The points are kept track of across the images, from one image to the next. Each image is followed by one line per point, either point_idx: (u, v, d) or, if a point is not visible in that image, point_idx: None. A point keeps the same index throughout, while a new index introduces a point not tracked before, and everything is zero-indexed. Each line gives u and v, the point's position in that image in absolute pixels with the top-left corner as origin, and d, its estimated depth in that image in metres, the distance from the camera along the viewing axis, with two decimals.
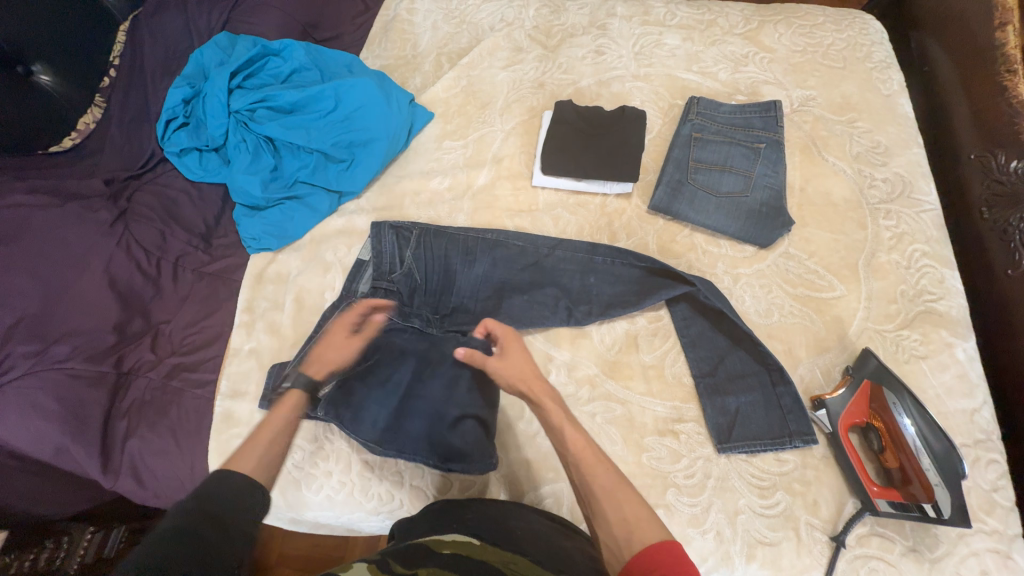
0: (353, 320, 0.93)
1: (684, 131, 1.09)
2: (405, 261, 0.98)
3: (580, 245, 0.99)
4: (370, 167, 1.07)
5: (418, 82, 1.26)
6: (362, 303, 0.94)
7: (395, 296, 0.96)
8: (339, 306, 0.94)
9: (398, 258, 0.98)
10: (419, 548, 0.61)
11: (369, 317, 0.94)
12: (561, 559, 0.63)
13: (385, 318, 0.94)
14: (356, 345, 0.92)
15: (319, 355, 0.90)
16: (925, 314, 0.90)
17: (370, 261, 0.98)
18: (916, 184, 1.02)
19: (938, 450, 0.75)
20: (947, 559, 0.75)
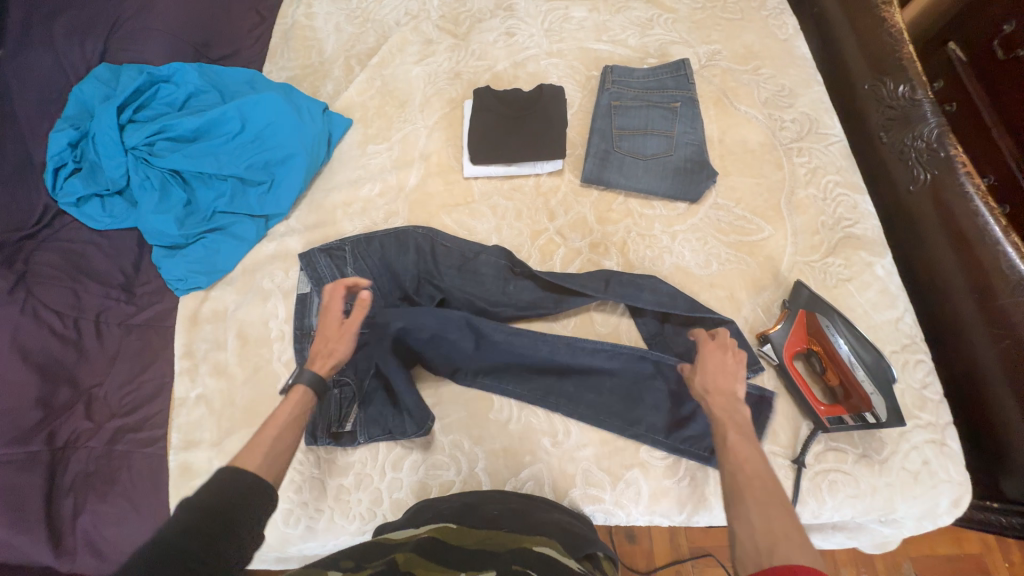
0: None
1: (604, 101, 1.11)
2: (349, 278, 0.95)
3: (492, 252, 0.97)
4: (292, 184, 1.02)
5: (330, 89, 1.21)
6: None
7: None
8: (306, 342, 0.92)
9: (340, 278, 0.95)
10: (391, 540, 0.61)
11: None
12: (535, 529, 0.65)
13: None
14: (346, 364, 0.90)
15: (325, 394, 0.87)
16: (846, 239, 0.97)
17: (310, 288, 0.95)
18: (821, 120, 1.09)
19: (869, 360, 0.80)
20: (894, 457, 0.82)
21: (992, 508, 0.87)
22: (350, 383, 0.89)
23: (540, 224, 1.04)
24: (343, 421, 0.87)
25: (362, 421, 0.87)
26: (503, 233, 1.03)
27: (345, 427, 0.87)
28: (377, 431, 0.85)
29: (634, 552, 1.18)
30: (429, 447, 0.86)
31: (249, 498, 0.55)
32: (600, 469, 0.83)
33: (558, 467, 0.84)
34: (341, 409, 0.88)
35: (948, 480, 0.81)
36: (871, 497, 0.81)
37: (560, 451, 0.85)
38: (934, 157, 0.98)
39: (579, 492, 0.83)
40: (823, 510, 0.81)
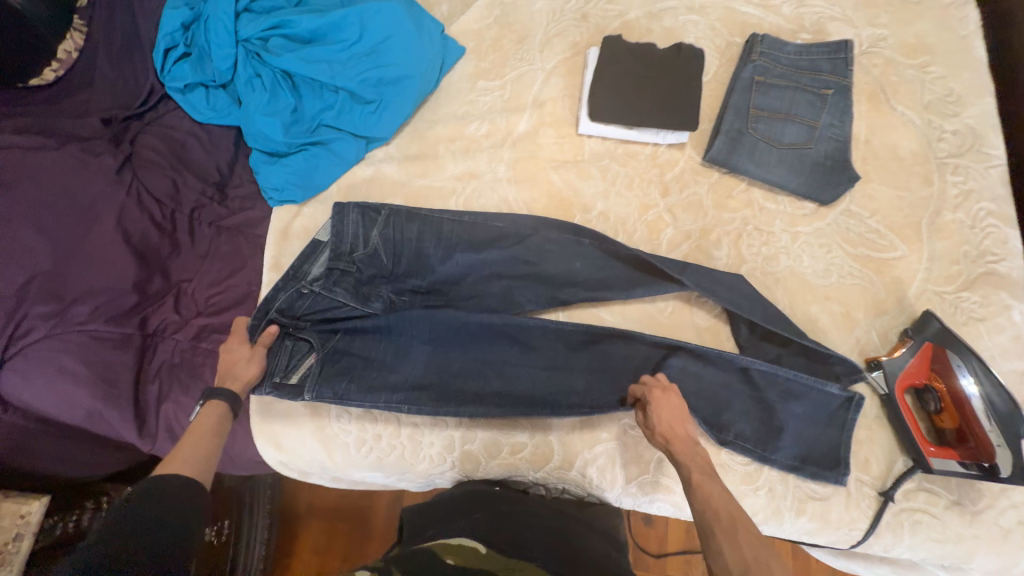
0: (308, 304, 0.85)
1: (746, 74, 1.00)
2: (369, 242, 0.86)
3: (562, 227, 0.91)
4: (401, 109, 0.96)
5: (444, 10, 1.12)
6: (316, 289, 0.84)
7: (350, 274, 0.86)
8: (288, 288, 0.84)
9: (360, 239, 0.86)
10: (428, 554, 0.60)
11: (322, 302, 0.85)
12: (571, 566, 0.63)
13: (342, 300, 0.85)
14: (312, 326, 0.85)
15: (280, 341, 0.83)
16: (987, 275, 0.88)
17: (327, 241, 0.85)
18: (986, 137, 0.97)
19: (1002, 411, 0.74)
20: (988, 511, 0.78)
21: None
22: (308, 342, 0.83)
23: (651, 199, 0.97)
24: (287, 374, 0.81)
25: (318, 380, 0.81)
26: (610, 200, 0.97)
27: (288, 381, 0.81)
28: (331, 391, 0.81)
29: (649, 534, 1.20)
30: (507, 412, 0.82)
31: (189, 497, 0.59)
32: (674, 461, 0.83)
33: (632, 449, 0.84)
34: (289, 361, 0.82)
35: None
36: (952, 544, 0.78)
37: (637, 435, 0.84)
38: None
39: (649, 478, 0.83)
40: (898, 547, 0.79)
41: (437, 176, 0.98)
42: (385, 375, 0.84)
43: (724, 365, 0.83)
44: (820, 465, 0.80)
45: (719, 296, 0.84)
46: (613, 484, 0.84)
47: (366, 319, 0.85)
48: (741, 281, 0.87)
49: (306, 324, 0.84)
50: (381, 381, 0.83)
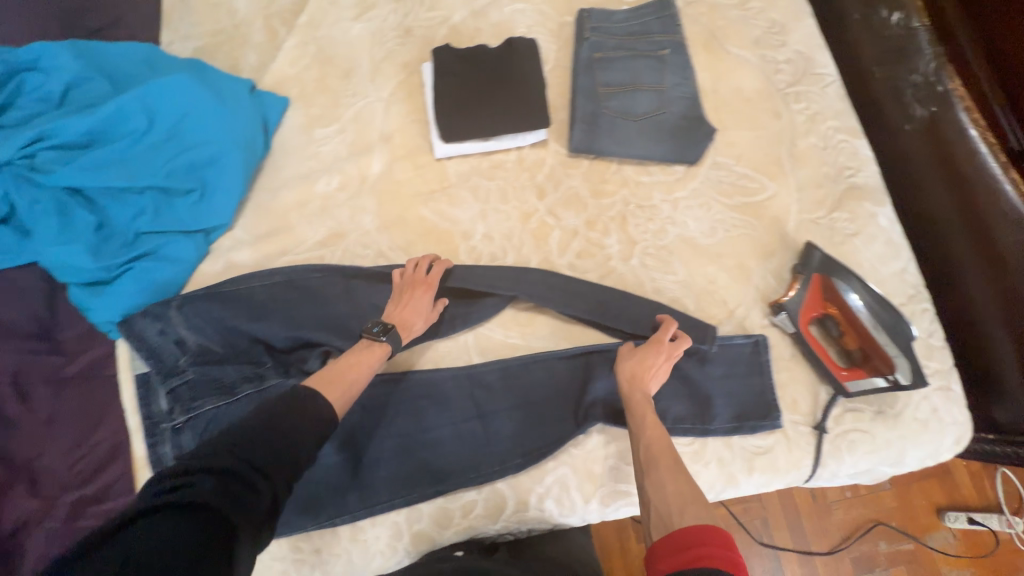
0: (189, 437, 0.76)
1: (584, 53, 0.97)
2: (219, 340, 0.80)
3: (413, 265, 0.83)
4: (231, 189, 0.84)
5: (254, 60, 1.00)
6: (184, 418, 0.77)
7: (204, 383, 0.78)
8: (164, 436, 0.77)
9: (203, 342, 0.80)
10: None
11: (201, 425, 0.76)
12: None
13: (213, 409, 0.77)
14: None
15: None
16: (849, 190, 0.92)
17: (151, 369, 0.78)
18: (815, 58, 1.01)
19: (887, 321, 0.77)
20: (906, 410, 0.83)
21: (1011, 441, 0.89)
22: None
23: (530, 205, 0.93)
24: None
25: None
26: (490, 220, 0.92)
27: None
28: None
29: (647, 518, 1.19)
30: (446, 484, 0.77)
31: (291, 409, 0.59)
32: (626, 465, 0.80)
33: (583, 469, 0.80)
34: None
35: (952, 422, 0.84)
36: (886, 450, 0.83)
37: (583, 453, 0.80)
38: (930, 91, 0.97)
39: (607, 489, 0.80)
40: (843, 468, 0.82)
41: (299, 249, 0.88)
42: (301, 487, 0.75)
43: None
44: (756, 416, 0.81)
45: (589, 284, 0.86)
46: (575, 508, 0.80)
47: None
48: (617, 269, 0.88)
49: None
50: (299, 496, 0.75)
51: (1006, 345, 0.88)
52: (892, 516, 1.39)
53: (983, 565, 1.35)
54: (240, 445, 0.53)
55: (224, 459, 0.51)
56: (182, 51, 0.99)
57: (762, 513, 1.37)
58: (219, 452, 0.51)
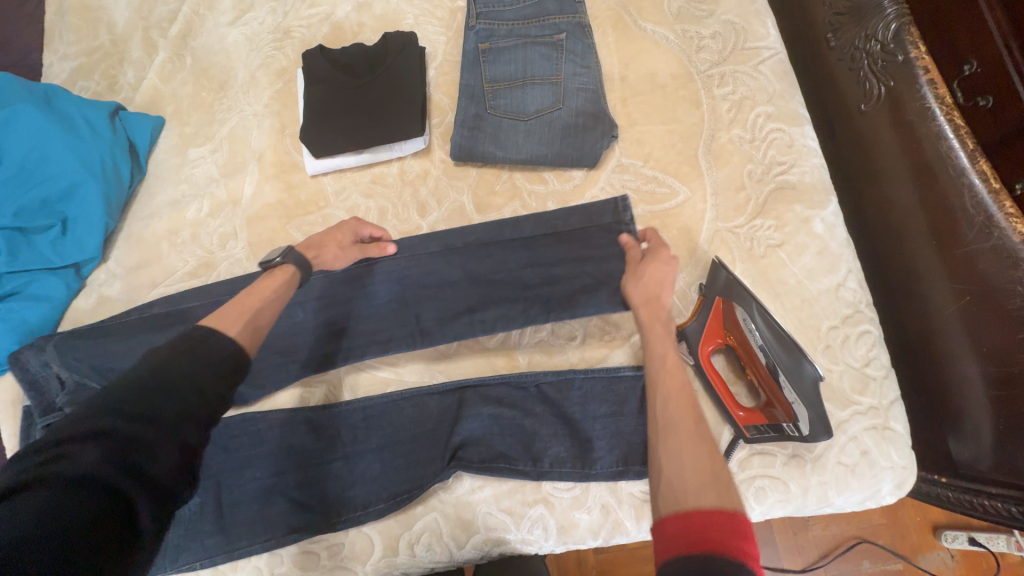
0: None
1: (470, 45, 0.86)
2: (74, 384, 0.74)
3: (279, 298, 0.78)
4: (92, 221, 0.82)
5: (131, 77, 0.95)
6: None
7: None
8: None
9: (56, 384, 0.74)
10: None
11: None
12: None
13: None
14: None
15: None
16: (778, 191, 0.78)
17: (31, 405, 0.73)
18: (751, 27, 0.84)
19: (786, 362, 0.64)
20: (827, 453, 0.71)
21: (982, 492, 0.74)
22: None
23: (410, 223, 0.84)
24: None
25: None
26: None
27: None
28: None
29: None
30: (305, 531, 0.74)
31: (190, 348, 0.50)
32: (499, 511, 0.74)
33: (453, 514, 0.74)
34: None
35: (889, 466, 0.71)
36: (802, 498, 0.71)
37: (454, 497, 0.75)
38: (889, 63, 0.78)
39: (480, 536, 0.74)
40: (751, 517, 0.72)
41: (169, 281, 0.84)
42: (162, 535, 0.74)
43: (520, 388, 0.76)
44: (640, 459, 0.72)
45: (478, 287, 0.76)
46: (448, 555, 0.74)
47: None
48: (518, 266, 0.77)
49: None
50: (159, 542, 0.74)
51: (975, 376, 0.72)
52: (879, 533, 1.18)
53: None
54: (125, 399, 0.45)
55: (104, 417, 0.43)
56: (61, 74, 0.95)
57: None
58: (107, 410, 0.44)
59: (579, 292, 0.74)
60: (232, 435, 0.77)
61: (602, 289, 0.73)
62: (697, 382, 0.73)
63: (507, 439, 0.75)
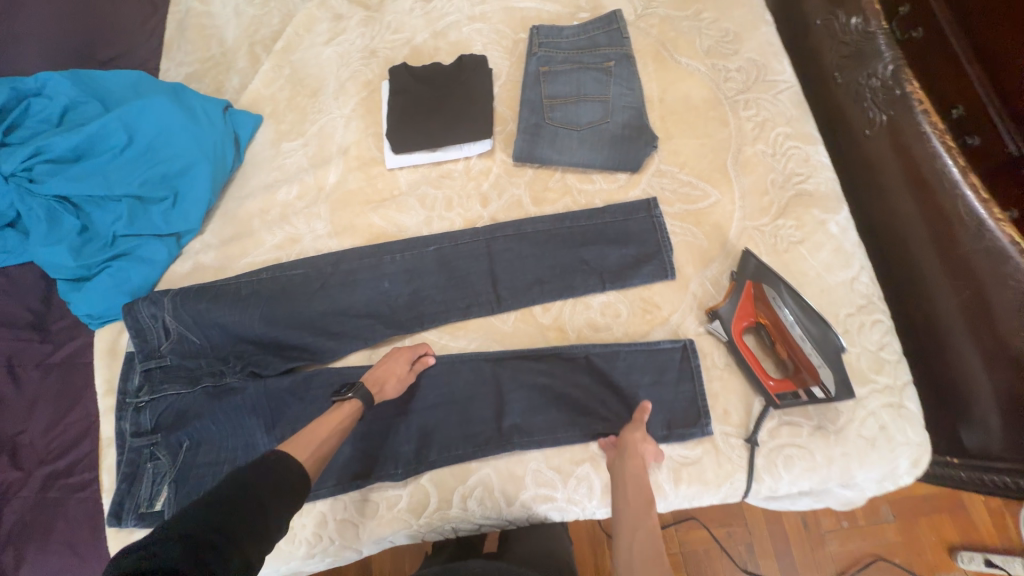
0: (149, 417, 0.83)
1: (532, 67, 1.01)
2: (181, 334, 0.86)
3: (363, 271, 0.91)
4: (199, 198, 0.94)
5: (236, 82, 1.11)
6: (148, 398, 0.84)
7: (177, 369, 0.86)
8: (127, 412, 0.83)
9: (164, 333, 0.86)
10: None
11: (162, 407, 0.84)
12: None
13: (174, 396, 0.85)
14: (164, 439, 0.82)
15: (138, 469, 0.80)
16: (797, 197, 0.90)
17: (134, 349, 0.86)
18: (769, 65, 0.99)
19: (816, 332, 0.74)
20: (849, 426, 0.79)
21: (987, 469, 0.82)
22: (164, 458, 0.81)
23: (473, 212, 0.96)
24: (153, 501, 0.79)
25: (175, 500, 0.79)
26: (434, 226, 0.95)
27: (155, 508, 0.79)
28: None
29: None
30: (366, 477, 0.81)
31: (271, 471, 0.58)
32: (549, 469, 0.80)
33: (505, 470, 0.81)
34: (153, 488, 0.80)
35: (906, 442, 0.78)
36: (828, 468, 0.78)
37: (506, 455, 0.81)
38: (889, 96, 0.92)
39: (530, 493, 0.79)
40: (781, 485, 0.78)
41: (257, 252, 0.95)
42: None
43: (569, 356, 0.85)
44: (678, 423, 0.80)
45: (543, 267, 0.90)
46: (498, 511, 0.79)
47: (200, 415, 0.82)
48: (573, 253, 0.90)
49: (159, 439, 0.82)
50: None
51: (979, 361, 0.81)
52: (894, 551, 1.20)
53: None
54: (205, 508, 0.51)
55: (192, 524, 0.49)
56: (176, 77, 1.11)
57: (749, 539, 1.22)
58: (190, 517, 0.50)
59: (626, 268, 0.88)
60: (306, 387, 0.84)
61: (640, 269, 0.88)
62: (730, 356, 0.82)
63: (559, 401, 0.83)
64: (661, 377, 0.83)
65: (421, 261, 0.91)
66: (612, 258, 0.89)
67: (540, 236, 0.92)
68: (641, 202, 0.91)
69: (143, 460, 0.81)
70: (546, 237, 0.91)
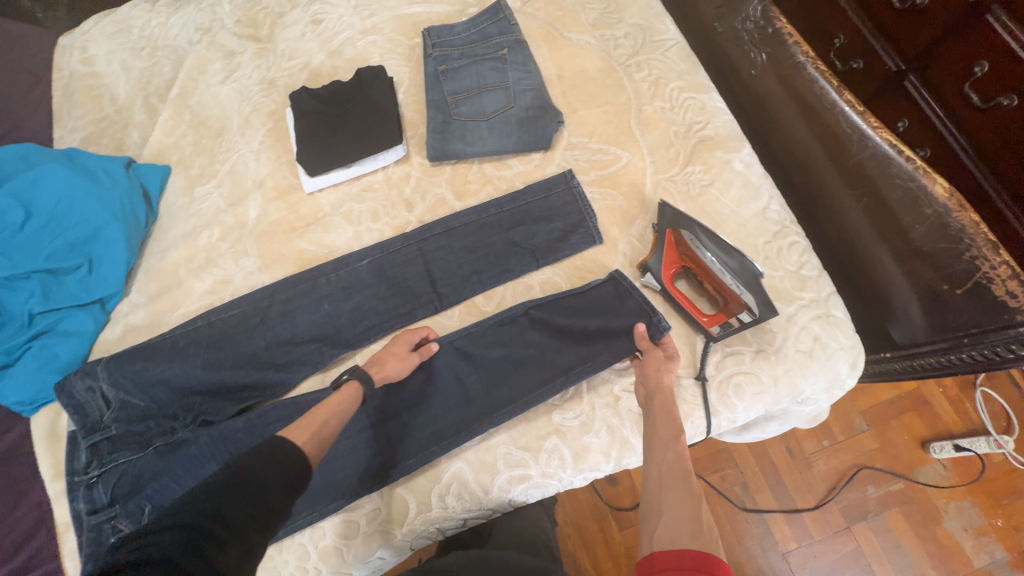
0: (102, 491, 0.79)
1: (431, 68, 1.03)
2: (123, 399, 0.83)
3: (301, 297, 0.90)
4: (116, 259, 0.91)
5: (136, 137, 1.08)
6: (99, 472, 0.80)
7: (126, 437, 0.83)
8: (79, 492, 0.79)
9: (104, 402, 0.83)
10: None
11: (114, 478, 0.80)
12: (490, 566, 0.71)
13: (127, 462, 0.81)
14: (124, 510, 0.78)
15: (102, 546, 0.77)
16: (700, 143, 0.95)
17: (76, 426, 0.82)
18: (653, 26, 1.04)
19: (734, 266, 0.78)
20: (786, 343, 0.83)
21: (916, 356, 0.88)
22: (127, 528, 0.77)
23: (401, 218, 0.97)
24: None
25: None
26: (364, 240, 0.96)
27: None
28: None
29: (618, 491, 1.23)
30: (342, 499, 0.80)
31: (274, 457, 0.57)
32: (519, 449, 0.81)
33: (477, 461, 0.81)
34: None
35: (839, 347, 0.83)
36: (776, 387, 0.82)
37: (475, 445, 0.82)
38: (764, 35, 0.98)
39: (505, 476, 0.80)
40: (737, 414, 0.82)
41: (189, 302, 0.93)
42: None
43: (517, 337, 0.87)
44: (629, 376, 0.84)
45: (478, 257, 0.92)
46: (478, 502, 0.80)
47: (157, 475, 0.79)
48: (504, 237, 0.92)
49: (118, 511, 0.78)
50: None
51: (888, 258, 0.87)
52: (875, 458, 1.26)
53: (982, 492, 1.21)
54: (207, 493, 0.51)
55: (189, 513, 0.49)
56: (71, 144, 1.07)
57: (741, 478, 1.25)
58: (186, 506, 0.50)
59: (556, 241, 0.91)
60: (263, 424, 0.83)
61: (569, 239, 0.91)
62: (666, 303, 0.86)
63: (517, 381, 0.84)
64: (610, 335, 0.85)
65: (357, 276, 0.91)
66: (541, 235, 0.92)
67: (470, 227, 0.93)
68: (559, 176, 0.94)
69: (105, 535, 0.77)
70: (476, 227, 0.93)
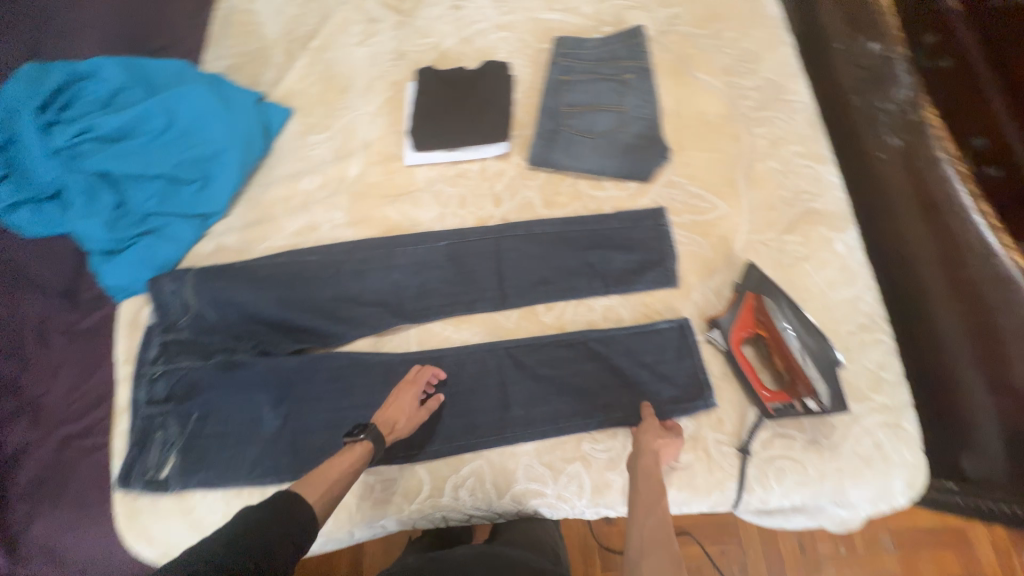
0: (162, 386, 0.86)
1: (553, 75, 1.05)
2: (201, 309, 0.90)
3: (377, 260, 0.94)
4: (226, 183, 0.99)
5: (270, 76, 1.16)
6: (163, 368, 0.87)
7: (191, 344, 0.89)
8: (143, 380, 0.86)
9: (184, 306, 0.91)
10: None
11: (174, 378, 0.87)
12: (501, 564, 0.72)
13: (187, 367, 0.87)
14: (174, 409, 0.85)
15: (148, 435, 0.84)
16: (804, 214, 0.91)
17: (155, 320, 0.90)
18: (787, 84, 1.01)
19: (813, 346, 0.75)
20: (843, 442, 0.79)
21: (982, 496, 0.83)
22: (173, 425, 0.85)
23: (485, 211, 0.99)
24: (160, 467, 0.83)
25: (181, 466, 0.83)
26: (446, 222, 0.98)
27: (162, 474, 0.83)
28: (196, 473, 0.82)
29: (613, 531, 1.21)
30: None
31: (292, 509, 0.56)
32: (541, 464, 0.81)
33: (498, 464, 0.82)
34: (161, 455, 0.84)
35: (902, 463, 0.77)
36: (820, 483, 0.78)
37: (500, 447, 0.83)
38: (906, 121, 0.95)
39: (521, 487, 0.81)
40: (772, 498, 0.78)
41: (277, 237, 0.99)
42: (247, 448, 0.83)
43: (568, 355, 0.87)
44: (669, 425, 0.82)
45: (550, 268, 0.93)
46: (488, 503, 0.81)
47: (212, 387, 0.86)
48: (581, 255, 0.93)
49: (170, 409, 0.85)
50: (241, 453, 0.83)
51: (981, 384, 0.80)
52: None
53: None
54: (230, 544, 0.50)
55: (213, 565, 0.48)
56: (215, 68, 1.17)
57: (745, 560, 1.20)
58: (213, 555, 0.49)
59: (630, 273, 0.91)
60: (313, 367, 0.88)
61: (644, 275, 0.90)
62: (726, 365, 0.84)
63: (557, 398, 0.85)
64: (660, 380, 0.84)
65: (431, 255, 0.95)
66: (617, 264, 0.92)
67: (551, 237, 0.94)
68: (649, 211, 0.93)
69: (153, 427, 0.84)
70: (556, 239, 0.94)
